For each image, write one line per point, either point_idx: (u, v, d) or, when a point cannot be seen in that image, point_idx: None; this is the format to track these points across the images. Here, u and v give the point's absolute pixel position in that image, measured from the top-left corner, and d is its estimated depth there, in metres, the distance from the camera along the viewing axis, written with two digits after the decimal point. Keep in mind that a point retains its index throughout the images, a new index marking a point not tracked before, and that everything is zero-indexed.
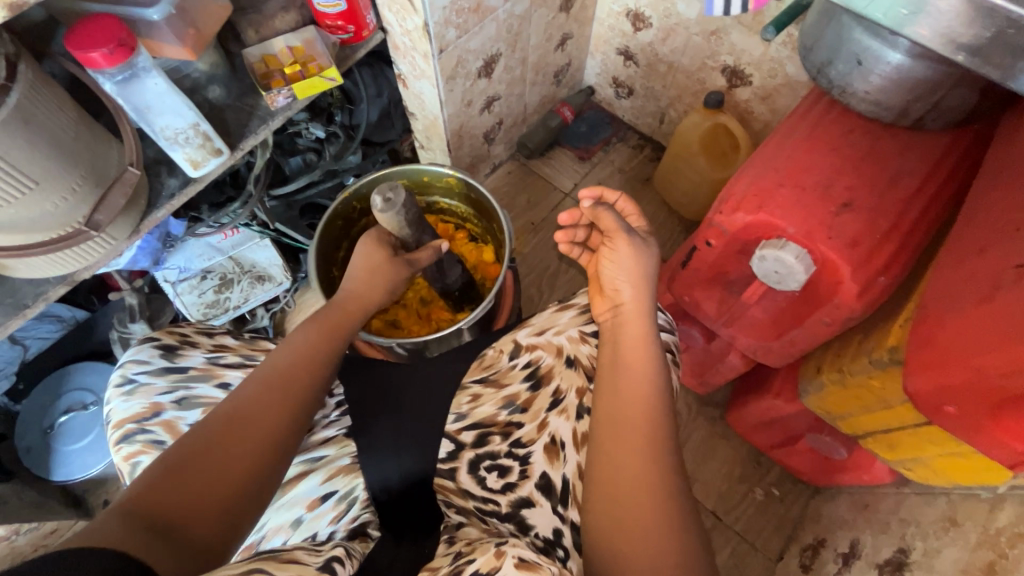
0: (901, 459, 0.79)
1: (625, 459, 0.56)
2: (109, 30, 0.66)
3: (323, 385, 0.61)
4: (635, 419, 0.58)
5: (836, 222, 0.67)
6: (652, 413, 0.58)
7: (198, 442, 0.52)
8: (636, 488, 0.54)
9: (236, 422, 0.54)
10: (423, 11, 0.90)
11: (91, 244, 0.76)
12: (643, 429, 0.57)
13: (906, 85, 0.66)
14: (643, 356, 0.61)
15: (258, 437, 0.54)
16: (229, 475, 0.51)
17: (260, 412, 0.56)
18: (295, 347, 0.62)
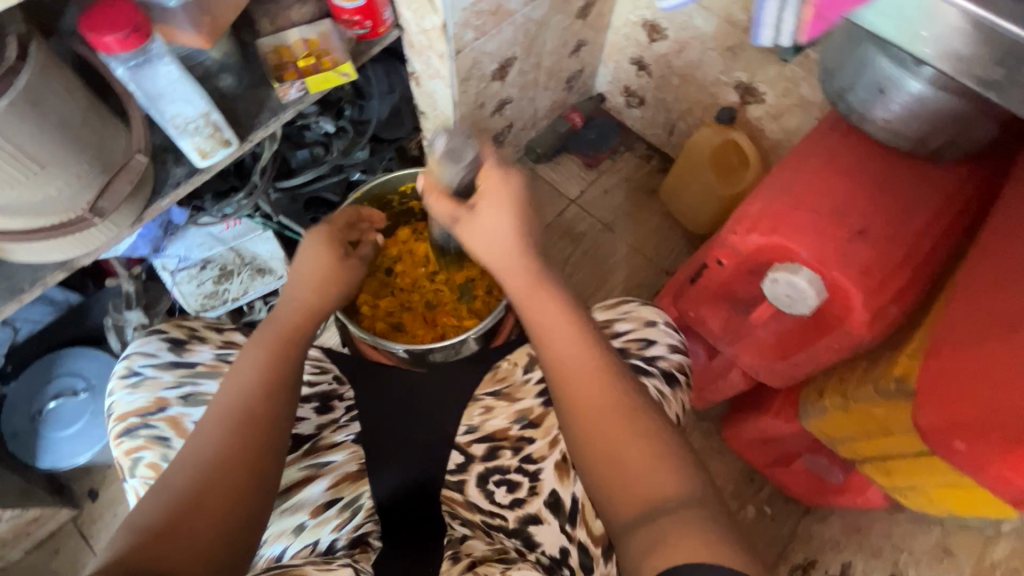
0: (898, 486, 0.79)
1: (591, 427, 0.56)
2: (124, 15, 0.65)
3: (282, 401, 0.61)
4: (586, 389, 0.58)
5: (850, 249, 0.67)
6: (600, 375, 0.58)
7: (177, 500, 0.52)
8: (620, 438, 0.54)
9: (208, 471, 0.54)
10: (443, 12, 0.89)
11: (94, 231, 0.75)
12: (594, 393, 0.57)
13: (926, 116, 0.66)
14: (565, 322, 0.61)
15: (227, 469, 0.55)
16: (208, 525, 0.52)
17: (224, 453, 0.56)
18: (249, 360, 0.62)
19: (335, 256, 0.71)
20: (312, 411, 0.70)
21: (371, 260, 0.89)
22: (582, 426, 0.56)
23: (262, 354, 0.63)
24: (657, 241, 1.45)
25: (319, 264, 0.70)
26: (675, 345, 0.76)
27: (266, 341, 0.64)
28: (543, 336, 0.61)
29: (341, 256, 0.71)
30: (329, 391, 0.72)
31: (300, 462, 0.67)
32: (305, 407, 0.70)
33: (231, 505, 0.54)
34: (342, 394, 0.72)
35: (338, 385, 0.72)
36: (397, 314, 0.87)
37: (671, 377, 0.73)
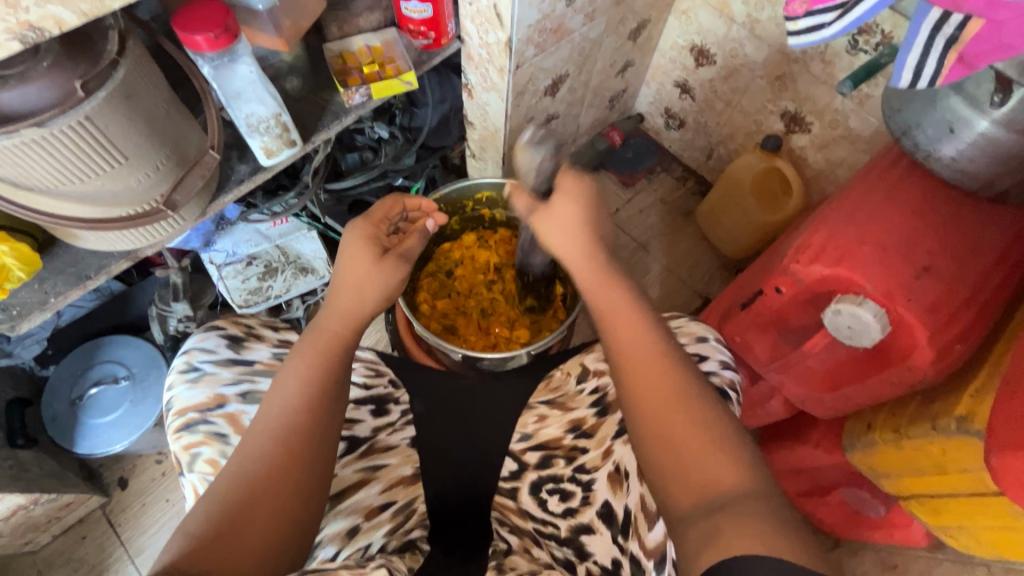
0: (944, 525, 0.79)
1: (651, 410, 0.55)
2: (215, 16, 0.66)
3: (331, 410, 0.58)
4: (648, 376, 0.56)
5: (917, 285, 0.68)
6: (663, 363, 0.57)
7: (227, 510, 0.51)
8: (682, 437, 0.52)
9: (253, 478, 0.53)
10: (509, 28, 0.90)
11: (163, 223, 0.76)
12: (657, 378, 0.56)
13: (998, 158, 0.67)
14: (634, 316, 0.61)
15: (274, 475, 0.54)
16: (259, 534, 0.51)
17: (270, 466, 0.54)
18: (296, 359, 0.59)
19: (372, 257, 0.66)
20: (367, 413, 0.69)
21: (435, 260, 0.92)
22: (641, 414, 0.55)
23: (305, 366, 0.59)
24: (690, 263, 1.46)
25: (355, 267, 0.65)
26: (726, 361, 0.74)
27: (309, 346, 0.60)
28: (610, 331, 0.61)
29: (377, 255, 0.66)
30: (384, 394, 0.72)
31: (355, 463, 0.66)
32: (361, 408, 0.69)
33: (287, 511, 0.53)
34: (397, 398, 0.72)
35: (393, 388, 0.73)
36: (452, 317, 0.89)
37: (723, 392, 0.70)
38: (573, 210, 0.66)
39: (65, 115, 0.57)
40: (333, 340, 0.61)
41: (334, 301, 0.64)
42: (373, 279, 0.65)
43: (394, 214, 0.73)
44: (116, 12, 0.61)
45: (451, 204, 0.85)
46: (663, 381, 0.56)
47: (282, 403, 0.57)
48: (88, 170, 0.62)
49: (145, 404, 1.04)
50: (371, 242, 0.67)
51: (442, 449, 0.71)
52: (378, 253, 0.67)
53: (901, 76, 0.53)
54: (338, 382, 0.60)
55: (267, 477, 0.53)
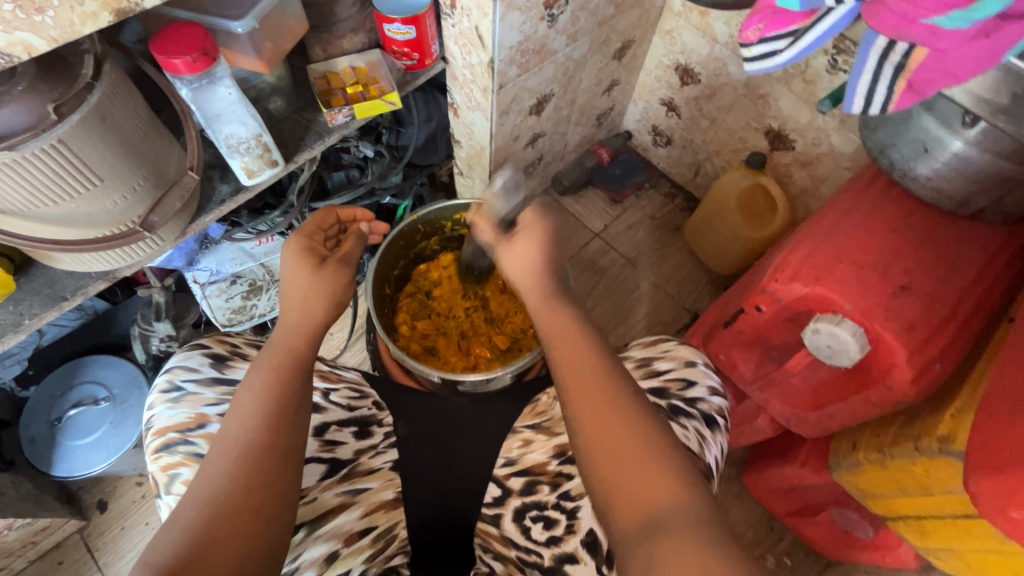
0: (932, 547, 0.77)
1: (596, 433, 0.55)
2: (194, 40, 0.67)
3: (296, 426, 0.58)
4: (596, 403, 0.56)
5: (895, 303, 0.67)
6: (608, 389, 0.57)
7: (188, 537, 0.50)
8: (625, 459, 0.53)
9: (221, 503, 0.52)
10: (491, 49, 0.91)
11: (141, 244, 0.76)
12: (604, 407, 0.56)
13: (973, 178, 0.67)
14: (580, 336, 0.61)
15: (238, 497, 0.53)
16: (224, 561, 0.50)
17: (233, 487, 0.53)
18: (255, 375, 0.59)
19: (310, 266, 0.65)
20: (350, 435, 0.68)
21: (414, 281, 0.92)
22: (584, 433, 0.56)
23: (262, 381, 0.59)
24: (679, 279, 1.46)
25: (294, 279, 0.64)
26: (715, 388, 0.74)
27: (266, 363, 0.60)
28: (563, 355, 0.60)
29: (316, 266, 0.65)
30: (369, 416, 0.70)
31: (336, 487, 0.64)
32: (345, 430, 0.68)
33: (254, 533, 0.52)
34: (381, 420, 0.71)
35: (377, 410, 0.72)
36: (431, 337, 0.88)
37: (710, 420, 0.70)
38: (536, 228, 0.66)
39: (38, 138, 0.57)
40: (292, 355, 0.61)
41: (286, 317, 0.63)
42: (315, 287, 0.64)
43: (329, 225, 0.72)
44: (94, 37, 0.62)
45: (430, 223, 0.84)
46: (608, 409, 0.56)
47: (243, 422, 0.56)
48: (62, 192, 0.62)
49: (125, 425, 1.03)
50: (312, 253, 0.66)
51: (421, 472, 0.70)
52: (318, 262, 0.66)
53: (853, 102, 0.54)
54: (298, 399, 0.59)
55: (232, 498, 0.52)
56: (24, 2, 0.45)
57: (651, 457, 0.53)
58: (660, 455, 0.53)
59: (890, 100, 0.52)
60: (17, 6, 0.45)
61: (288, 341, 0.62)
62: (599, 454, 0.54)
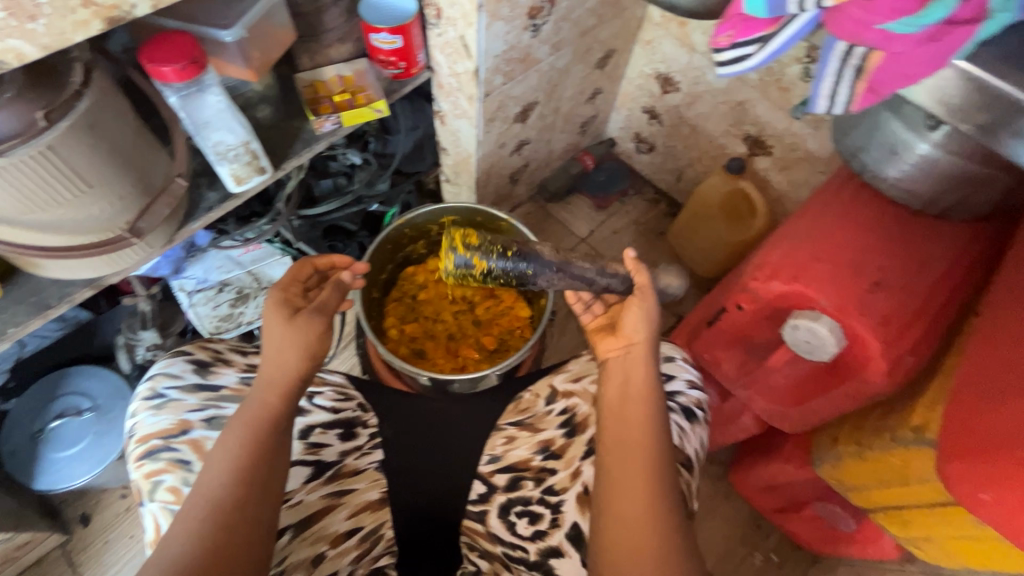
0: (912, 537, 0.80)
1: (623, 519, 0.56)
2: (184, 48, 0.68)
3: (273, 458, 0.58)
4: (625, 488, 0.57)
5: (869, 299, 0.70)
6: (650, 472, 0.58)
7: None
8: (637, 541, 0.55)
9: (199, 546, 0.52)
10: (476, 58, 0.94)
11: (128, 251, 0.76)
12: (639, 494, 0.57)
13: (938, 177, 0.70)
14: (644, 411, 0.61)
15: (211, 555, 0.52)
16: None
17: (202, 546, 0.52)
18: (230, 431, 0.58)
19: (283, 318, 0.62)
20: (335, 437, 0.67)
21: (400, 285, 0.92)
22: (608, 505, 0.57)
23: (236, 437, 0.57)
24: None
25: (270, 332, 0.62)
26: (693, 381, 0.76)
27: (239, 421, 0.58)
28: (612, 423, 0.61)
29: (289, 317, 0.62)
30: (353, 418, 0.70)
31: (321, 489, 0.65)
32: (330, 432, 0.67)
33: None
34: (365, 421, 0.71)
35: (362, 411, 0.71)
36: (420, 340, 0.89)
37: (689, 413, 0.73)
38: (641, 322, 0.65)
39: (26, 145, 0.57)
40: (269, 412, 0.59)
41: (266, 366, 0.61)
42: (287, 338, 0.61)
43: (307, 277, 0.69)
44: (82, 45, 0.62)
45: (417, 227, 0.85)
46: (640, 499, 0.56)
47: (215, 477, 0.55)
48: (49, 199, 0.62)
49: (110, 436, 1.01)
50: (288, 305, 0.63)
51: (411, 472, 0.70)
52: (291, 313, 0.63)
53: (818, 102, 0.56)
54: (280, 431, 0.59)
55: (201, 560, 0.51)
56: (17, 10, 0.46)
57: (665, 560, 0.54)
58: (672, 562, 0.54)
59: (853, 99, 0.55)
60: (10, 13, 0.46)
61: (269, 385, 0.60)
62: (612, 540, 0.56)
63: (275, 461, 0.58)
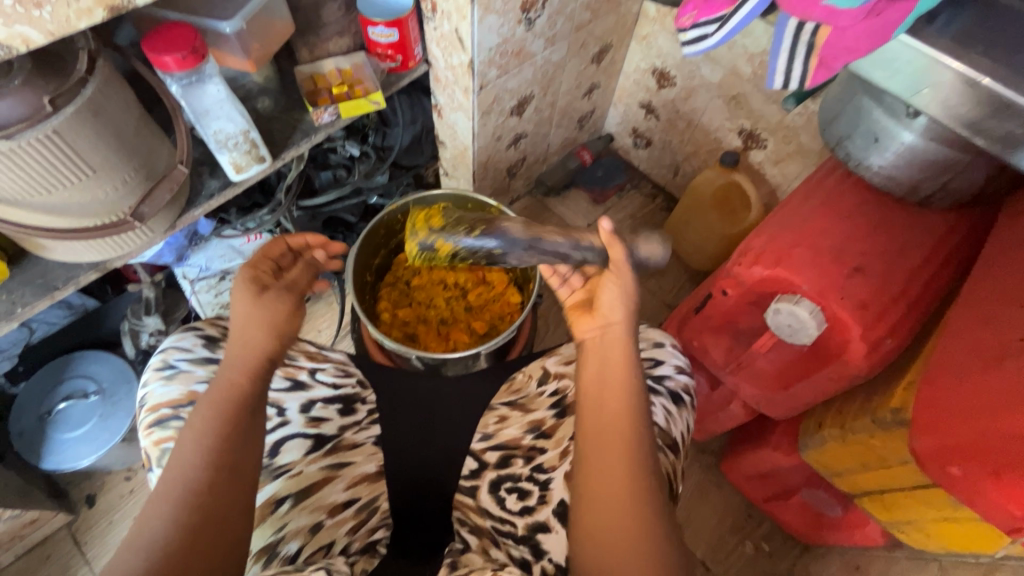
0: (896, 521, 0.80)
1: (602, 499, 0.58)
2: (184, 38, 0.70)
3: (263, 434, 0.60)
4: (605, 453, 0.60)
5: (849, 283, 0.71)
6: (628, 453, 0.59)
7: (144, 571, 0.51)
8: (617, 522, 0.56)
9: (186, 503, 0.54)
10: (471, 50, 0.96)
11: (131, 235, 0.78)
12: (618, 464, 0.59)
13: (918, 164, 0.71)
14: (622, 396, 0.62)
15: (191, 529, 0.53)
16: None
17: (182, 521, 0.53)
18: (201, 409, 0.59)
19: (251, 295, 0.64)
20: (335, 412, 0.71)
21: (394, 271, 0.94)
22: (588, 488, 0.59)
23: (205, 414, 0.59)
24: (660, 276, 1.50)
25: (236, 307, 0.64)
26: (680, 365, 0.78)
27: (210, 402, 0.60)
28: (589, 397, 0.64)
29: (256, 293, 0.64)
30: (353, 394, 0.73)
31: (321, 461, 0.68)
32: (331, 407, 0.71)
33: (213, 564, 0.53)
34: (364, 397, 0.73)
35: (361, 388, 0.74)
36: (412, 324, 0.91)
37: (676, 397, 0.74)
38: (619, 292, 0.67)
39: (33, 129, 0.60)
40: (238, 390, 0.61)
41: (244, 342, 0.63)
42: (253, 313, 0.63)
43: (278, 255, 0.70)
44: (88, 35, 0.65)
45: (409, 214, 0.88)
46: (619, 469, 0.59)
47: (193, 456, 0.57)
48: (55, 182, 0.65)
49: (114, 419, 1.04)
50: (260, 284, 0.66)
51: (402, 449, 0.73)
52: (260, 291, 0.65)
53: (774, 79, 0.56)
54: (252, 410, 0.61)
55: (182, 535, 0.53)
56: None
57: (642, 523, 0.56)
58: (649, 526, 0.56)
59: (806, 75, 0.55)
60: (17, 1, 0.49)
61: (240, 363, 0.62)
62: (591, 506, 0.58)
63: (247, 435, 0.60)
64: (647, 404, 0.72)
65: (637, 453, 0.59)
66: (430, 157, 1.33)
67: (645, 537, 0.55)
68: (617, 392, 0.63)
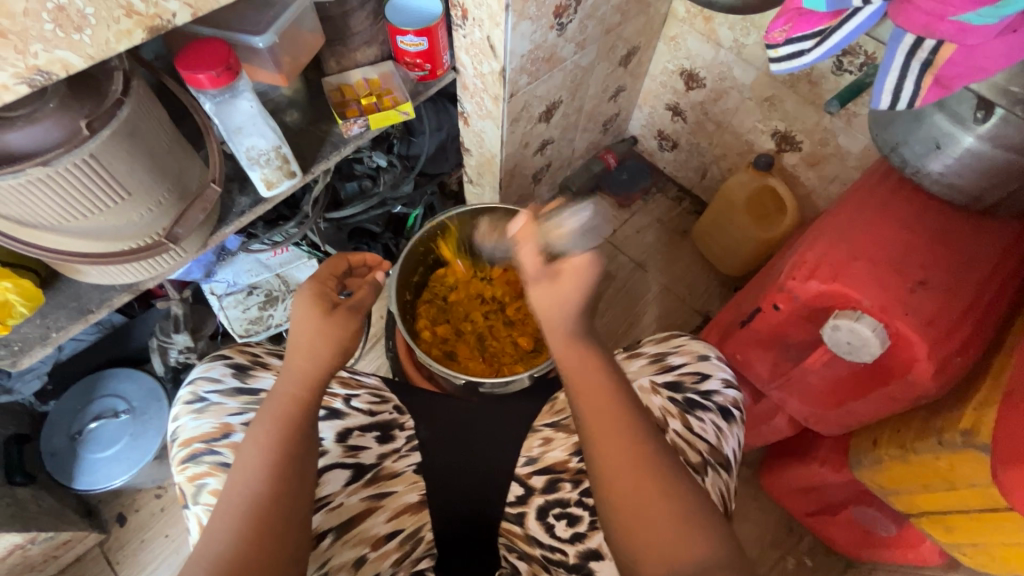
0: (958, 543, 0.77)
1: (617, 481, 0.56)
2: (218, 55, 0.68)
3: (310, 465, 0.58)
4: (609, 437, 0.57)
5: (913, 298, 0.68)
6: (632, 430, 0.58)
7: None
8: (642, 498, 0.54)
9: (248, 515, 0.53)
10: (502, 58, 0.93)
11: (164, 256, 0.77)
12: (614, 434, 0.57)
13: (986, 172, 0.68)
14: (600, 373, 0.61)
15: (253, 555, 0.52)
16: None
17: (240, 548, 0.52)
18: (258, 430, 0.57)
19: (319, 313, 0.62)
20: (373, 440, 0.68)
21: (431, 287, 0.92)
22: (607, 483, 0.56)
23: (263, 433, 0.57)
24: (688, 281, 1.47)
25: (304, 323, 0.62)
26: (730, 381, 0.74)
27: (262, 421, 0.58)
28: (572, 379, 0.61)
29: (327, 313, 0.62)
30: (390, 420, 0.71)
31: (362, 491, 0.65)
32: (368, 435, 0.68)
33: None
34: (402, 423, 0.71)
35: (398, 413, 0.72)
36: (452, 343, 0.89)
37: (727, 413, 0.70)
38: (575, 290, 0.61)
39: (70, 154, 0.58)
40: (293, 403, 0.59)
41: (291, 360, 0.61)
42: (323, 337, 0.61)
43: (340, 271, 0.70)
44: (122, 55, 0.63)
45: (449, 229, 0.86)
46: (617, 439, 0.57)
47: (249, 475, 0.55)
48: (92, 205, 0.63)
49: (145, 437, 1.03)
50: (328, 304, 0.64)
51: (446, 474, 0.70)
52: (328, 307, 0.63)
53: (881, 98, 0.55)
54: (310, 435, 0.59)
55: (240, 557, 0.51)
56: (64, 22, 0.47)
57: (656, 485, 0.55)
58: (671, 485, 0.55)
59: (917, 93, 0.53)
60: (58, 25, 0.47)
61: (293, 377, 0.60)
62: (619, 495, 0.55)
63: (304, 457, 0.58)
64: (696, 422, 0.68)
65: (628, 415, 0.58)
66: (455, 166, 1.30)
67: (668, 496, 0.54)
68: (590, 365, 0.61)
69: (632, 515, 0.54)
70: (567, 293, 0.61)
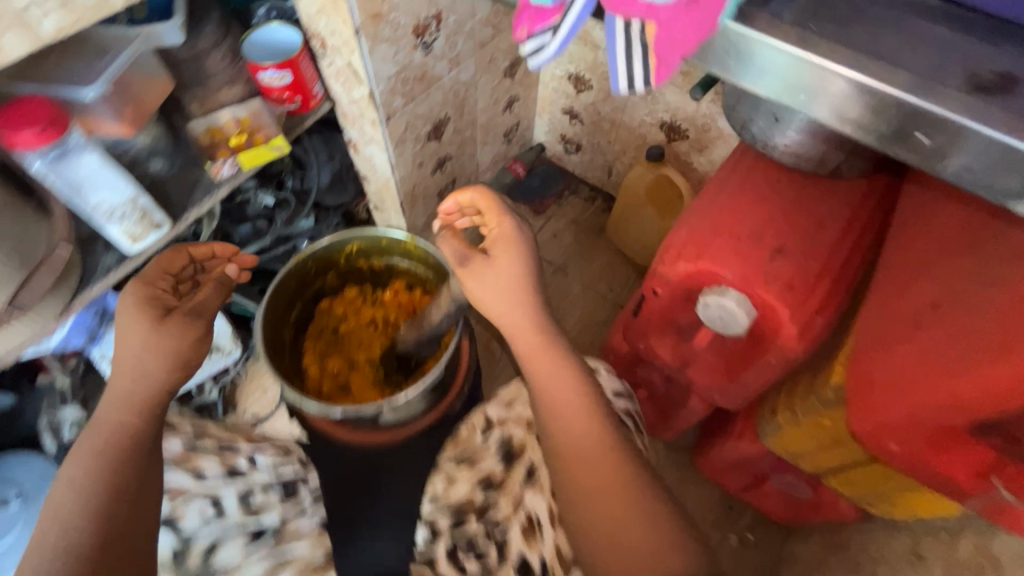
0: (862, 495, 0.79)
1: (596, 497, 0.59)
2: (39, 113, 0.66)
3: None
4: (585, 457, 0.60)
5: (772, 266, 0.70)
6: (603, 445, 0.61)
7: None
8: (609, 518, 0.58)
9: None
10: (368, 81, 0.93)
11: (11, 328, 0.72)
12: (599, 469, 0.60)
13: (822, 137, 0.70)
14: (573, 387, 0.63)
15: None
16: None
17: None
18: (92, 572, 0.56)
19: (149, 326, 0.67)
20: (276, 497, 0.76)
21: (316, 320, 0.88)
22: (582, 506, 0.59)
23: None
24: (609, 278, 1.49)
25: (131, 338, 0.66)
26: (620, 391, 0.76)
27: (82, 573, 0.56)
28: (543, 393, 0.63)
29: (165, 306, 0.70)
30: (292, 478, 0.79)
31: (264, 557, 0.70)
32: (269, 494, 0.76)
33: None
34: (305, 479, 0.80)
35: (302, 470, 0.81)
36: (342, 376, 0.86)
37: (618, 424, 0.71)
38: (510, 270, 0.63)
39: None
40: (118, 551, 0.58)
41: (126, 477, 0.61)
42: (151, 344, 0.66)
43: (178, 266, 0.75)
44: None
45: (320, 258, 0.84)
46: (594, 471, 0.59)
47: None
48: None
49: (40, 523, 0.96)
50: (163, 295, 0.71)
51: None
52: (159, 316, 0.68)
53: (617, 84, 0.51)
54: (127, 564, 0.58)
55: None
56: None
57: (627, 489, 0.59)
58: (638, 497, 0.59)
59: (638, 74, 0.50)
60: None
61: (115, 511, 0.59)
62: (587, 518, 0.59)
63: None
64: None
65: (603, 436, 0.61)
66: (356, 194, 1.29)
67: (647, 521, 0.57)
68: (565, 379, 0.63)
69: (606, 526, 0.58)
70: (504, 286, 0.63)
